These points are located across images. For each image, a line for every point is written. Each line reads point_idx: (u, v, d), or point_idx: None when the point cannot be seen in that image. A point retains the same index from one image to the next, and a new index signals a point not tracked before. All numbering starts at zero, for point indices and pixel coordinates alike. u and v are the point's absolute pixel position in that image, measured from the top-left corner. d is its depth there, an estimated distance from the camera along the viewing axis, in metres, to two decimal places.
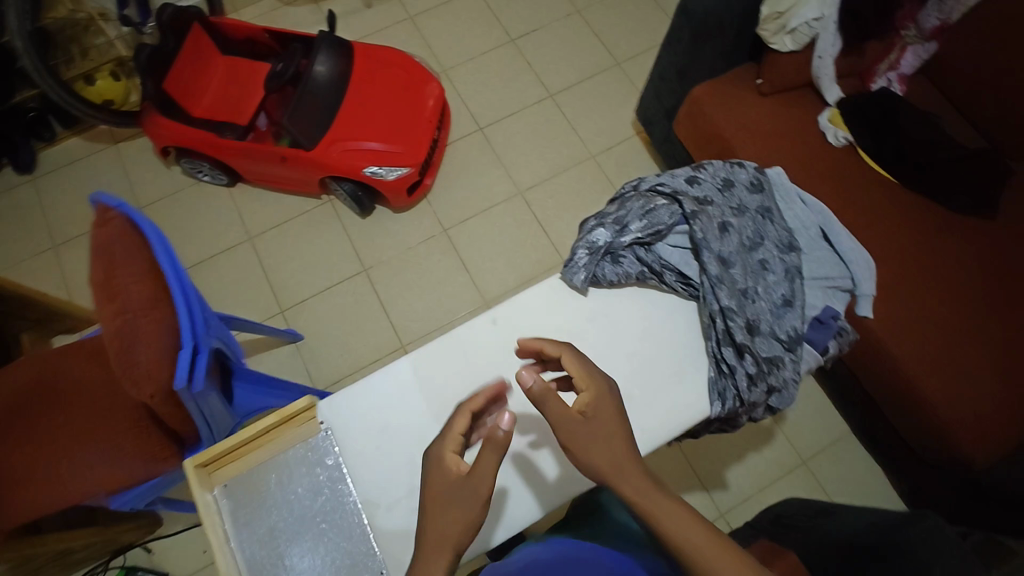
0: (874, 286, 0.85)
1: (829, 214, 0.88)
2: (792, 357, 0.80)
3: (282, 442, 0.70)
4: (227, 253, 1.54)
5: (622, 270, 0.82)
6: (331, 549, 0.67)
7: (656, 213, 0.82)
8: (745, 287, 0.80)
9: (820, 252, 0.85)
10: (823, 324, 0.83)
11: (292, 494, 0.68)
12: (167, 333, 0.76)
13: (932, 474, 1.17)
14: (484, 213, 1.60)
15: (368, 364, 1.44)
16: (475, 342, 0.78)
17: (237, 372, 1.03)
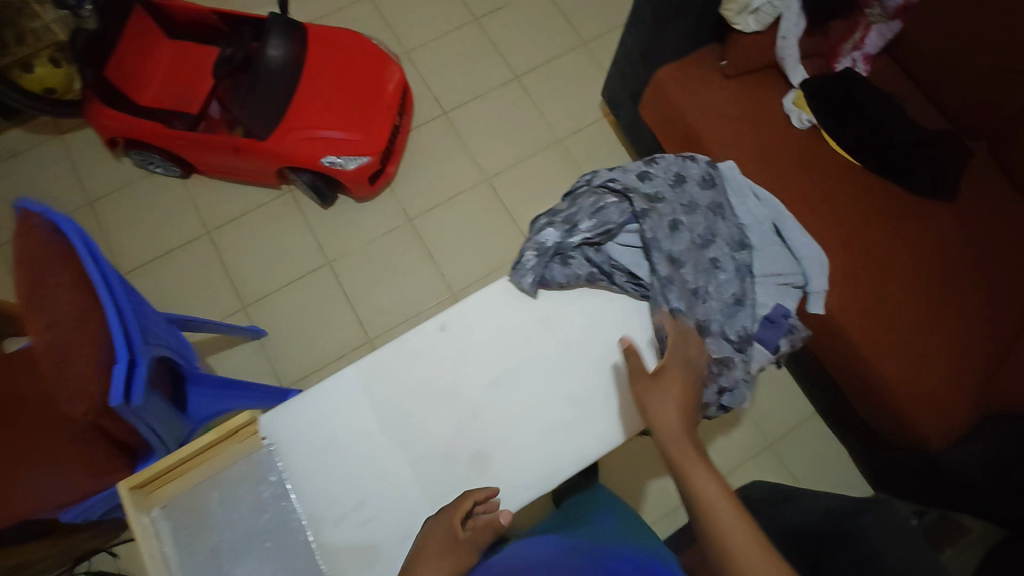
0: (826, 282, 0.86)
1: (781, 209, 0.88)
2: (740, 356, 0.81)
3: (222, 460, 0.72)
4: (183, 249, 1.49)
5: (571, 272, 0.81)
6: (275, 566, 0.70)
7: (606, 212, 0.81)
8: (697, 287, 0.81)
9: (772, 249, 0.86)
10: (774, 323, 0.84)
11: (234, 513, 0.70)
12: (101, 346, 0.73)
13: (891, 456, 1.19)
14: (450, 201, 1.56)
15: (334, 360, 1.42)
16: (422, 349, 0.79)
17: (191, 379, 1.02)
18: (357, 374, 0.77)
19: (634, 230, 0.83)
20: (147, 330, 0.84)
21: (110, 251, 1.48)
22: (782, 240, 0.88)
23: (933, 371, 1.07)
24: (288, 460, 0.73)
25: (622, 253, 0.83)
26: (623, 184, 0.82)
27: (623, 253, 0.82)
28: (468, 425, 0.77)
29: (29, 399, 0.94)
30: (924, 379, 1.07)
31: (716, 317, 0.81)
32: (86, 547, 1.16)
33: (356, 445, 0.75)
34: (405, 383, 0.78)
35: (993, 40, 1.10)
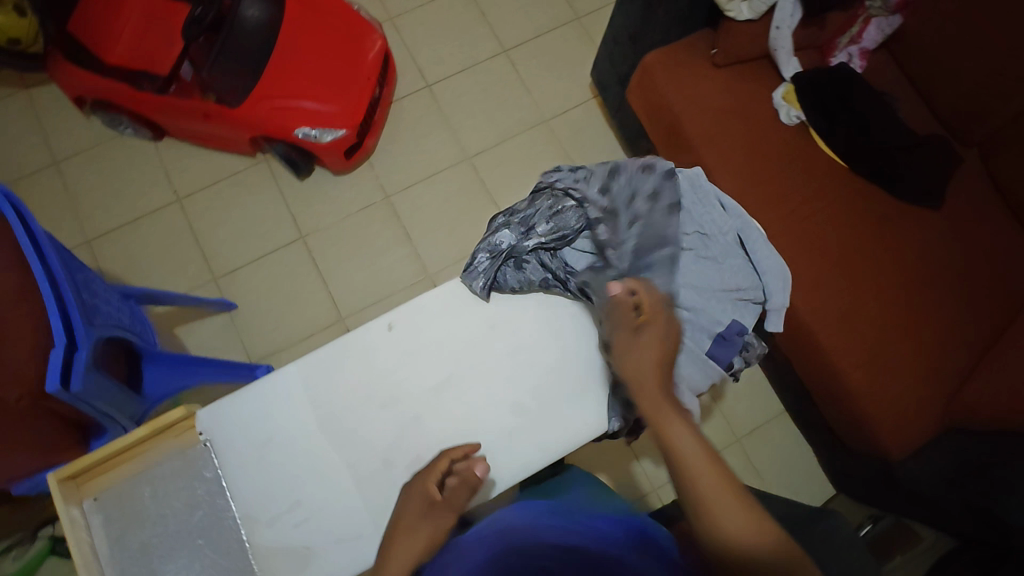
0: (785, 298, 0.88)
1: (748, 221, 0.89)
2: (692, 368, 0.83)
3: (154, 454, 0.75)
4: (152, 216, 1.45)
5: (525, 277, 0.86)
6: (207, 564, 0.72)
7: (560, 216, 0.87)
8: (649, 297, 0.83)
9: (734, 262, 0.87)
10: (727, 340, 0.84)
11: (167, 508, 0.73)
12: (41, 330, 0.73)
13: (852, 460, 1.18)
14: (430, 179, 1.52)
15: (303, 338, 1.40)
16: (372, 347, 0.82)
17: (149, 355, 1.01)
18: (300, 371, 0.80)
19: (591, 237, 0.85)
20: (94, 311, 0.81)
21: (77, 214, 1.44)
22: (745, 253, 0.90)
23: (897, 383, 1.06)
24: (223, 457, 0.76)
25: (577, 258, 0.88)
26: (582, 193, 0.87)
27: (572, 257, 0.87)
28: (409, 429, 0.80)
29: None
30: (891, 391, 1.05)
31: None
32: (44, 515, 1.16)
33: (295, 442, 0.78)
34: (349, 384, 0.80)
35: (994, 43, 1.06)
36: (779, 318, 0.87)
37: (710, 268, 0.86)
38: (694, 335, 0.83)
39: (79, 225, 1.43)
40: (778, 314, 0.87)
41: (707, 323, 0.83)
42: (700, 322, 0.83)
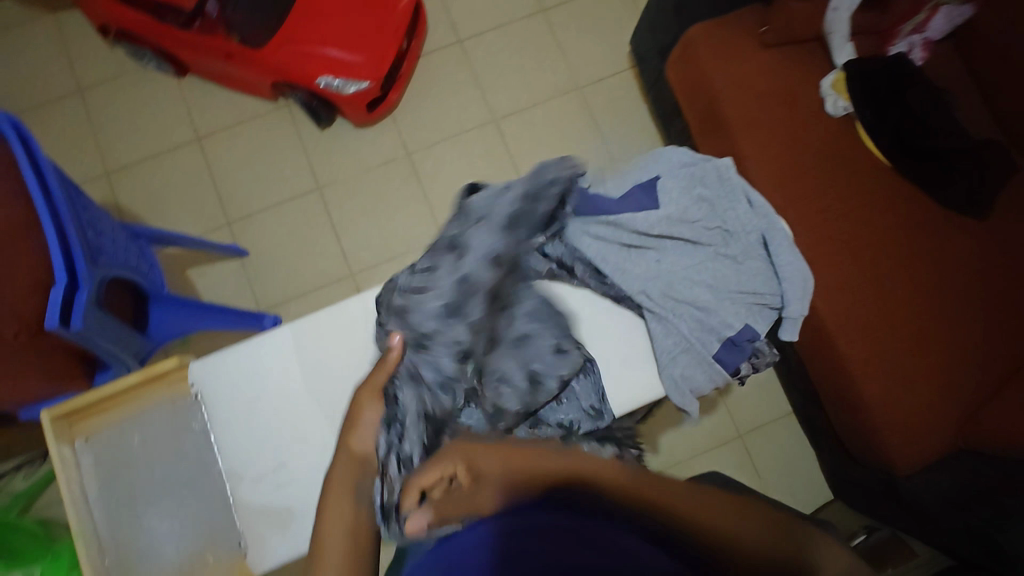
0: (804, 309, 0.85)
1: (774, 222, 0.85)
2: (696, 369, 0.83)
3: (144, 400, 0.80)
4: (170, 153, 1.44)
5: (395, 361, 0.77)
6: (185, 515, 0.78)
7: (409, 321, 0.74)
8: (663, 294, 0.83)
9: (754, 265, 0.84)
10: (737, 345, 0.83)
11: (150, 456, 0.79)
12: (39, 269, 0.73)
13: (855, 469, 1.16)
14: (453, 139, 1.48)
15: (314, 290, 1.40)
16: (363, 313, 0.83)
17: (155, 297, 1.01)
18: (294, 334, 0.82)
19: (606, 224, 0.82)
20: (98, 251, 0.81)
21: (98, 145, 1.43)
22: (768, 255, 0.87)
23: (912, 398, 1.01)
24: (211, 410, 0.80)
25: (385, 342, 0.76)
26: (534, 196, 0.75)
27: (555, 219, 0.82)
28: None
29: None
30: (903, 406, 1.01)
31: (675, 329, 0.83)
32: None
33: (283, 403, 0.81)
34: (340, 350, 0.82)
35: None
36: (795, 328, 0.85)
37: (725, 269, 0.84)
38: (702, 336, 0.82)
39: (99, 157, 1.43)
40: (795, 324, 0.84)
41: (718, 326, 0.82)
42: (712, 323, 0.82)
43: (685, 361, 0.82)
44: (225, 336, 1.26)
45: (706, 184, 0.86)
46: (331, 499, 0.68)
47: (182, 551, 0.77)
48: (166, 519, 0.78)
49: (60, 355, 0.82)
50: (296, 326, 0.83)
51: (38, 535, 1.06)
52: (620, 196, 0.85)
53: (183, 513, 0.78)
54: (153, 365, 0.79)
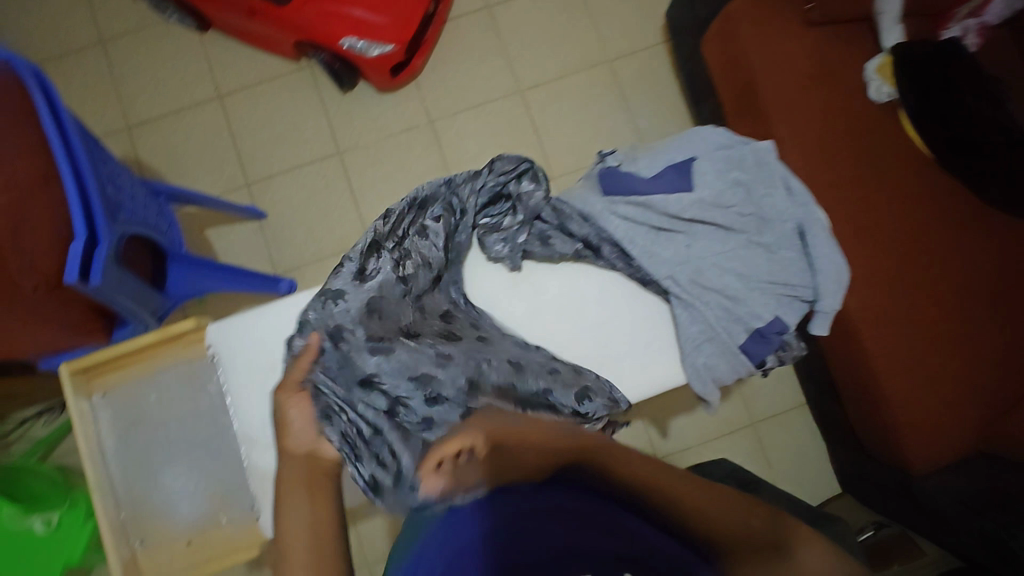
0: (837, 303, 0.81)
1: (812, 211, 0.82)
2: (720, 360, 0.81)
3: (162, 361, 0.81)
4: (191, 110, 1.42)
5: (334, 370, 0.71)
6: (200, 474, 0.81)
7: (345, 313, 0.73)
8: (690, 280, 0.81)
9: (788, 255, 0.81)
10: (765, 338, 0.80)
11: (167, 415, 0.80)
12: (59, 221, 0.73)
13: (869, 467, 1.14)
14: (477, 108, 1.44)
15: (330, 256, 1.39)
16: None
17: (172, 255, 1.00)
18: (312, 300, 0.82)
19: (635, 205, 0.82)
20: (118, 206, 0.81)
21: (121, 98, 1.42)
22: (804, 245, 0.83)
23: (935, 400, 0.99)
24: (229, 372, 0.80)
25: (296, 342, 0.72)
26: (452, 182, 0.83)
27: (584, 200, 0.84)
28: None
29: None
30: (925, 407, 0.99)
31: (700, 317, 0.81)
32: None
33: None
34: None
35: None
36: (825, 322, 0.82)
37: (757, 258, 0.82)
38: (728, 326, 0.81)
39: (120, 111, 1.42)
40: (826, 319, 0.81)
41: (745, 317, 0.80)
42: (738, 313, 0.81)
43: (709, 350, 0.81)
44: (240, 297, 1.26)
45: (743, 168, 0.84)
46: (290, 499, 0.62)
47: (196, 509, 0.80)
48: (181, 478, 0.80)
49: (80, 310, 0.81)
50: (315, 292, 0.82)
51: (58, 482, 1.09)
52: (651, 176, 0.84)
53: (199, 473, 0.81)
54: (169, 326, 0.78)
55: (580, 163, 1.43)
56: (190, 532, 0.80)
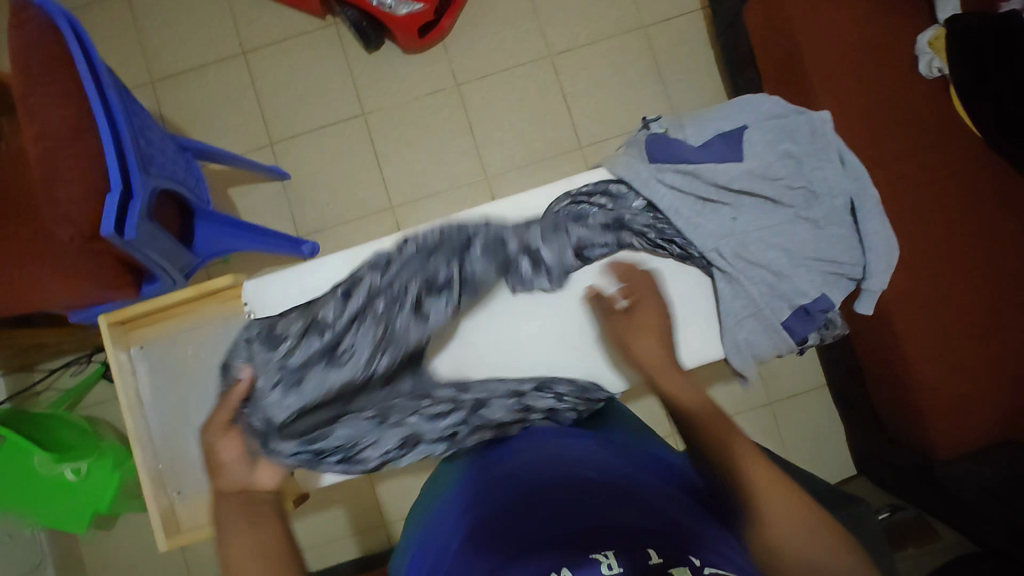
0: (885, 282, 0.80)
1: (865, 186, 0.80)
2: (761, 337, 0.81)
3: (201, 318, 0.85)
4: (216, 66, 1.40)
5: (275, 415, 0.73)
6: None
7: (297, 376, 0.74)
8: (736, 254, 0.79)
9: (837, 231, 0.80)
10: (809, 315, 0.80)
11: (203, 373, 0.85)
12: (95, 172, 0.70)
13: (890, 449, 1.14)
14: (506, 73, 1.40)
15: (353, 220, 1.38)
16: None
17: (200, 213, 1.00)
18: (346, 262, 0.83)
19: (683, 173, 0.80)
20: (150, 159, 0.80)
21: (145, 51, 1.40)
22: (854, 221, 0.82)
23: (969, 384, 0.97)
24: None
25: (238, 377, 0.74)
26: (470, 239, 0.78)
27: (629, 167, 0.82)
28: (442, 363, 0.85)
29: (14, 185, 0.87)
30: (956, 393, 0.98)
31: (744, 292, 0.80)
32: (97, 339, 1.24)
33: None
34: None
35: None
36: (871, 301, 0.81)
37: (805, 232, 0.80)
38: (772, 303, 0.80)
39: (145, 65, 1.40)
40: (872, 297, 0.81)
41: (790, 294, 0.79)
42: (783, 289, 0.79)
43: (750, 326, 0.81)
44: (263, 259, 1.26)
45: (797, 139, 0.81)
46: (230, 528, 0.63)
47: None
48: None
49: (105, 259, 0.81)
50: (348, 254, 0.83)
51: (86, 432, 1.11)
52: (699, 145, 0.82)
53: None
54: (205, 283, 0.82)
55: (609, 132, 1.40)
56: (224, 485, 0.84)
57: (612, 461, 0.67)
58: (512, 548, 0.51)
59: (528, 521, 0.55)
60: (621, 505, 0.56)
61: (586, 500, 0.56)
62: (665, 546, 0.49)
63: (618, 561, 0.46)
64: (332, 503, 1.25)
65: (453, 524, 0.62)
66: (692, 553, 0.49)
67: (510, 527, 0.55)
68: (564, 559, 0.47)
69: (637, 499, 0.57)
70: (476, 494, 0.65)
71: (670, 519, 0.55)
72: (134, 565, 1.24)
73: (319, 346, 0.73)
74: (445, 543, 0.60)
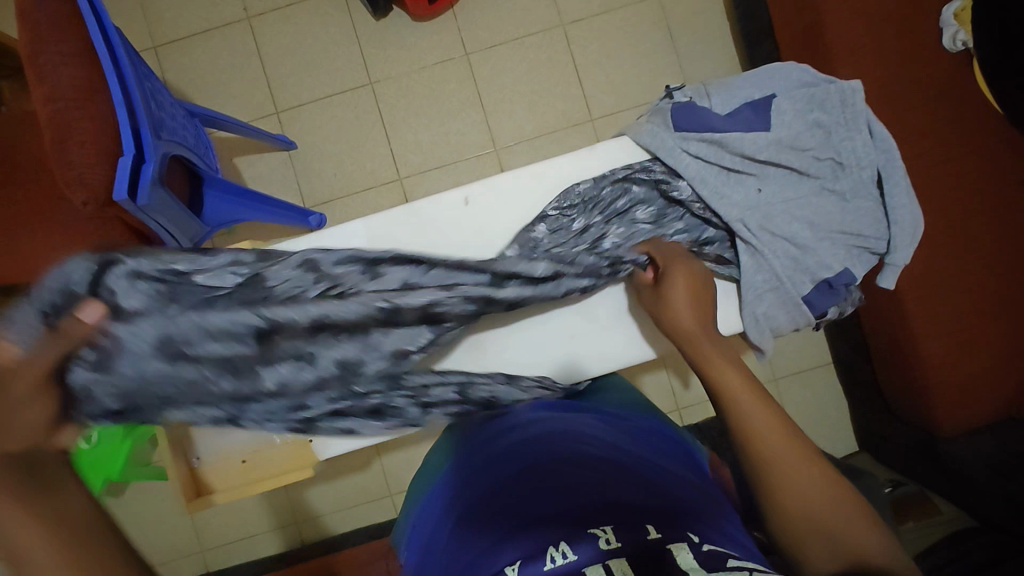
0: (909, 257, 0.80)
1: (893, 158, 0.79)
2: (779, 310, 0.81)
3: None
4: (219, 31, 1.36)
5: (110, 373, 0.58)
6: None
7: (158, 354, 0.59)
8: (760, 225, 0.78)
9: (864, 203, 0.79)
10: (832, 289, 0.80)
11: None
12: (107, 135, 0.69)
13: (895, 425, 1.15)
14: (516, 42, 1.37)
15: (360, 191, 1.36)
16: (441, 216, 0.84)
17: (208, 179, 0.99)
18: (366, 230, 0.83)
19: (708, 142, 0.80)
20: (160, 124, 0.79)
21: (147, 14, 1.36)
22: (880, 194, 0.81)
23: (977, 362, 0.98)
24: None
25: (26, 331, 0.56)
26: (406, 282, 0.70)
27: (653, 135, 0.81)
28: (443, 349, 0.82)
29: (17, 150, 0.85)
30: (962, 370, 0.98)
31: (767, 267, 0.79)
32: None
33: None
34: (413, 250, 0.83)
35: None
36: (893, 275, 0.81)
37: (831, 204, 0.80)
38: (794, 277, 0.79)
39: (147, 29, 1.36)
40: (895, 271, 0.81)
41: (813, 269, 0.79)
42: (806, 264, 0.79)
43: (770, 300, 0.81)
44: (270, 229, 1.25)
45: (826, 108, 0.80)
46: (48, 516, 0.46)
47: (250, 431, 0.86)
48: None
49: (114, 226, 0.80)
50: (367, 222, 0.83)
51: None
52: (725, 114, 0.81)
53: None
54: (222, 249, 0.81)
55: (621, 105, 1.38)
56: (243, 451, 0.87)
57: (625, 437, 0.67)
58: (510, 522, 0.52)
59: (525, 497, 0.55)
60: (632, 482, 0.56)
61: (592, 476, 0.56)
62: (667, 523, 0.49)
63: (617, 537, 0.47)
64: (339, 473, 1.26)
65: (454, 498, 0.63)
66: (693, 530, 0.49)
67: (513, 499, 0.55)
68: (563, 534, 0.48)
69: (640, 476, 0.58)
70: (477, 467, 0.65)
71: (671, 496, 0.55)
72: (144, 531, 1.25)
73: (193, 332, 0.60)
74: (445, 515, 0.61)
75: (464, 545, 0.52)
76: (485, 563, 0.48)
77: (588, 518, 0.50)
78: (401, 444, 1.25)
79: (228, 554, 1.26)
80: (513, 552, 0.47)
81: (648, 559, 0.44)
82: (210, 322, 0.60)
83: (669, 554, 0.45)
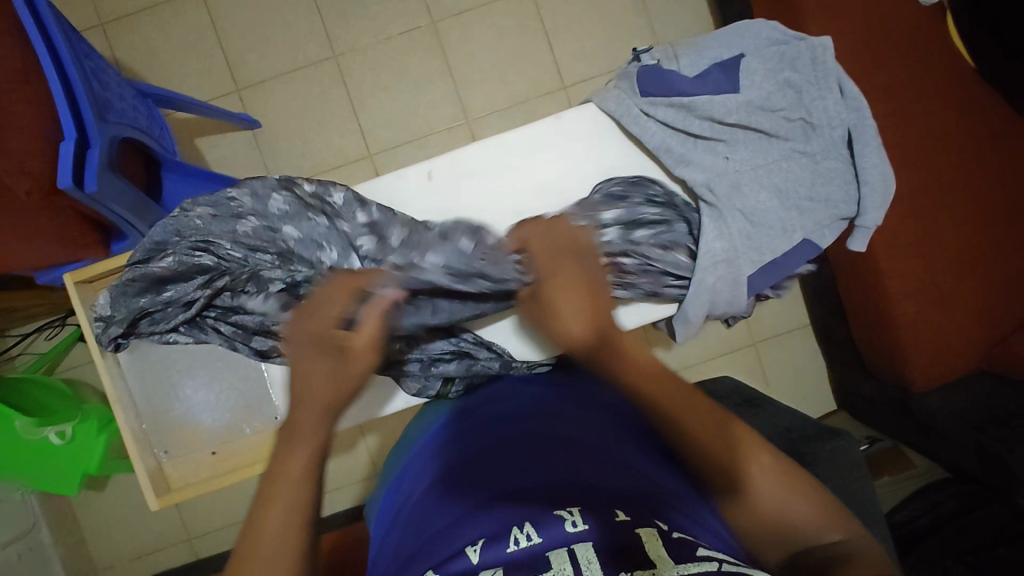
0: (879, 219, 0.79)
1: (864, 117, 0.78)
2: (726, 287, 0.78)
3: None
4: (170, 5, 1.29)
5: (136, 288, 0.72)
6: (223, 388, 0.87)
7: (175, 274, 0.72)
8: (726, 192, 0.77)
9: (833, 164, 0.78)
10: (777, 266, 0.78)
11: None
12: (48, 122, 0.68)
13: (870, 385, 1.16)
14: (484, 7, 1.33)
15: (331, 170, 1.32)
16: (407, 192, 0.82)
17: (165, 163, 0.94)
18: None
19: (676, 107, 0.78)
20: (106, 106, 0.76)
21: None
22: (851, 155, 0.80)
23: (946, 320, 0.99)
24: None
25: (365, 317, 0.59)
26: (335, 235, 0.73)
27: (619, 102, 0.80)
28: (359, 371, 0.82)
29: None
30: (932, 329, 0.99)
31: (728, 237, 0.77)
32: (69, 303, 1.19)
33: None
34: None
35: None
36: (864, 239, 0.80)
37: (800, 167, 0.79)
38: (747, 250, 0.77)
39: (93, 5, 1.29)
40: (865, 234, 0.80)
41: (764, 245, 0.77)
42: (774, 229, 0.78)
43: (722, 271, 0.77)
44: None
45: (797, 67, 0.79)
46: (272, 498, 0.51)
47: (218, 420, 0.87)
48: (201, 389, 0.87)
49: (70, 217, 0.77)
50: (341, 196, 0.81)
51: (68, 396, 1.09)
52: (694, 76, 0.80)
53: (227, 387, 0.87)
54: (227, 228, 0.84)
55: (594, 71, 1.34)
56: (212, 442, 0.88)
57: (596, 416, 0.66)
58: (477, 499, 0.52)
59: (489, 476, 0.55)
60: (598, 464, 0.56)
61: (561, 459, 0.56)
62: (634, 507, 0.49)
63: (583, 519, 0.46)
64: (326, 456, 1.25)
65: (420, 474, 0.62)
66: (662, 517, 0.49)
67: (475, 480, 0.55)
68: (529, 515, 0.48)
69: (607, 454, 0.58)
70: (444, 443, 0.65)
71: (643, 478, 0.55)
72: (127, 523, 1.24)
73: (207, 253, 0.72)
74: (409, 493, 0.61)
75: (428, 517, 0.53)
76: (445, 539, 0.48)
77: (552, 502, 0.49)
78: (384, 423, 1.25)
79: (216, 541, 1.25)
80: (477, 530, 0.47)
81: (614, 541, 0.44)
82: (184, 250, 0.71)
83: (637, 538, 0.45)
